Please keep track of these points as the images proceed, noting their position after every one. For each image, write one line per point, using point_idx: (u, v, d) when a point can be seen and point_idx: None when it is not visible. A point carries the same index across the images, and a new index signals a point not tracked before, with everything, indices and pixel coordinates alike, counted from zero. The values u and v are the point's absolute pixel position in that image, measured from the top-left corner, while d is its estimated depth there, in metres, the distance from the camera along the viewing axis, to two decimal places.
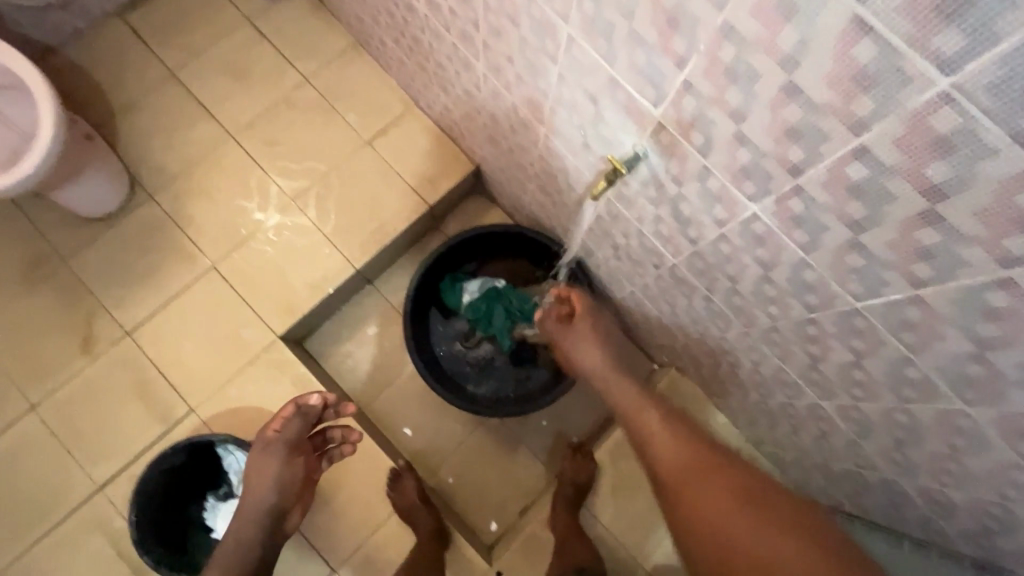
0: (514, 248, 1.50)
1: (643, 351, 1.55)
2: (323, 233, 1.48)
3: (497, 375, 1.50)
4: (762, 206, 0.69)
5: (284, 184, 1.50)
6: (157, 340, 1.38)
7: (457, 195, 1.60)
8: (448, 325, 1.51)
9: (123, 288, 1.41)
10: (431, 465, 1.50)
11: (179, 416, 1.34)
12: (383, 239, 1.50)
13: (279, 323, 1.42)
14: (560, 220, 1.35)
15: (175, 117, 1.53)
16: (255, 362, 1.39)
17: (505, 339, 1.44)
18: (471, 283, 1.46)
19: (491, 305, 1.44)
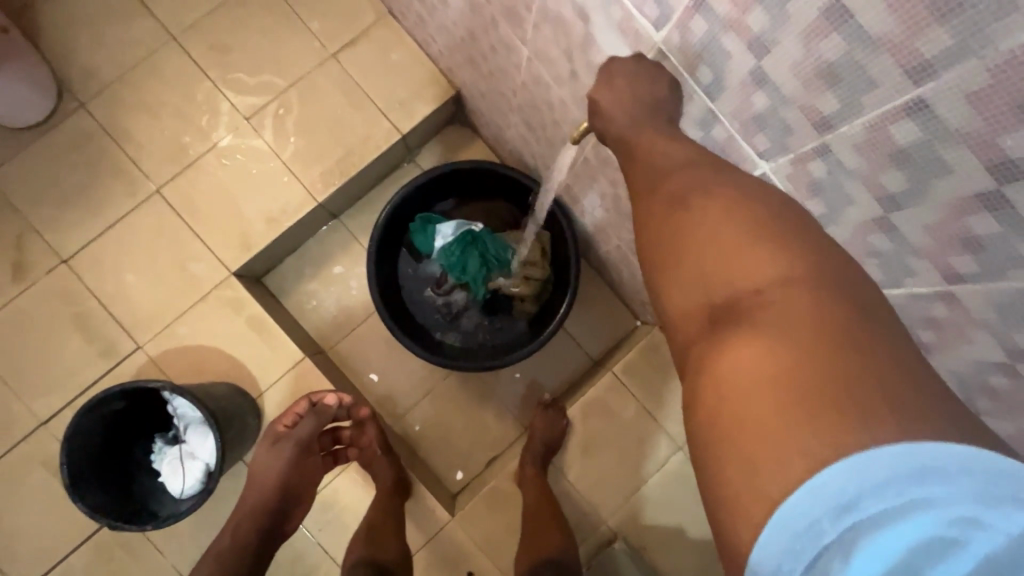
0: (493, 188, 1.36)
1: (627, 307, 1.48)
2: (282, 159, 1.33)
3: (469, 326, 1.41)
4: (774, 166, 0.56)
5: (236, 99, 1.32)
6: (97, 270, 1.27)
7: (435, 123, 1.43)
8: (419, 269, 1.41)
9: (56, 211, 1.27)
10: (397, 411, 1.45)
11: (125, 352, 1.26)
12: (349, 169, 1.34)
13: (233, 257, 1.30)
14: (545, 160, 1.20)
15: (107, 11, 1.32)
16: (206, 299, 1.28)
17: (479, 287, 1.33)
18: (444, 226, 1.33)
19: (466, 250, 1.31)
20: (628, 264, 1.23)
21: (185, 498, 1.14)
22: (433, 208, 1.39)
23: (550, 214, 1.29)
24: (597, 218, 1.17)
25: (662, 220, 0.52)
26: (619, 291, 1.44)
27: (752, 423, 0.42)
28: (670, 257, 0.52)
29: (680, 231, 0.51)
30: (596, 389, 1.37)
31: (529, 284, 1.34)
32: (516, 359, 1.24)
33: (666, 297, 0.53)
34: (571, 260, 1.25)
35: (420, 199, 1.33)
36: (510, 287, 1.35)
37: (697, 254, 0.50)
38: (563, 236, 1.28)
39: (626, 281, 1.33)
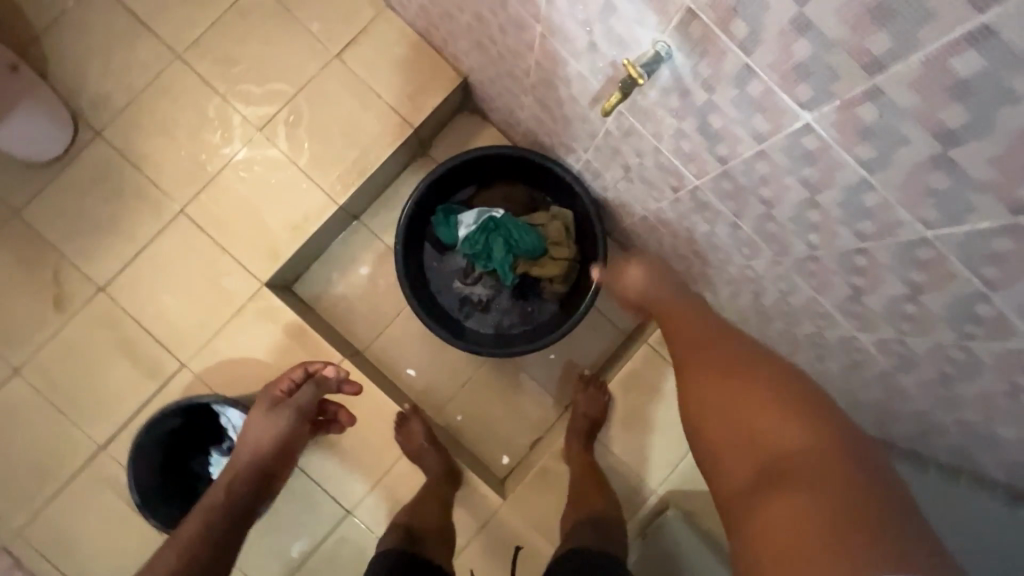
0: (512, 172, 1.36)
1: None
2: (298, 166, 1.33)
3: (499, 313, 1.40)
4: (818, 115, 0.55)
5: (247, 112, 1.33)
6: (134, 294, 1.29)
7: (445, 113, 1.43)
8: (443, 261, 1.40)
9: (88, 241, 1.30)
10: (437, 403, 1.46)
11: (171, 372, 1.29)
12: (366, 168, 1.35)
13: (264, 269, 1.32)
14: (562, 138, 1.19)
15: (110, 36, 1.32)
16: (242, 312, 1.31)
17: (507, 273, 1.33)
18: (466, 215, 1.34)
19: (490, 237, 1.33)
20: (655, 234, 1.22)
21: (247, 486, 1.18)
22: (449, 199, 1.39)
23: (571, 189, 1.29)
24: (620, 191, 1.16)
25: (689, 332, 0.91)
26: (646, 262, 1.44)
27: (776, 539, 0.63)
28: (704, 427, 0.80)
29: (704, 405, 0.81)
30: (634, 362, 1.38)
31: (558, 265, 1.34)
32: (554, 339, 1.24)
33: (694, 429, 0.82)
34: (596, 234, 1.26)
35: (437, 191, 1.33)
36: (538, 271, 1.34)
37: (712, 421, 0.79)
38: (587, 212, 1.29)
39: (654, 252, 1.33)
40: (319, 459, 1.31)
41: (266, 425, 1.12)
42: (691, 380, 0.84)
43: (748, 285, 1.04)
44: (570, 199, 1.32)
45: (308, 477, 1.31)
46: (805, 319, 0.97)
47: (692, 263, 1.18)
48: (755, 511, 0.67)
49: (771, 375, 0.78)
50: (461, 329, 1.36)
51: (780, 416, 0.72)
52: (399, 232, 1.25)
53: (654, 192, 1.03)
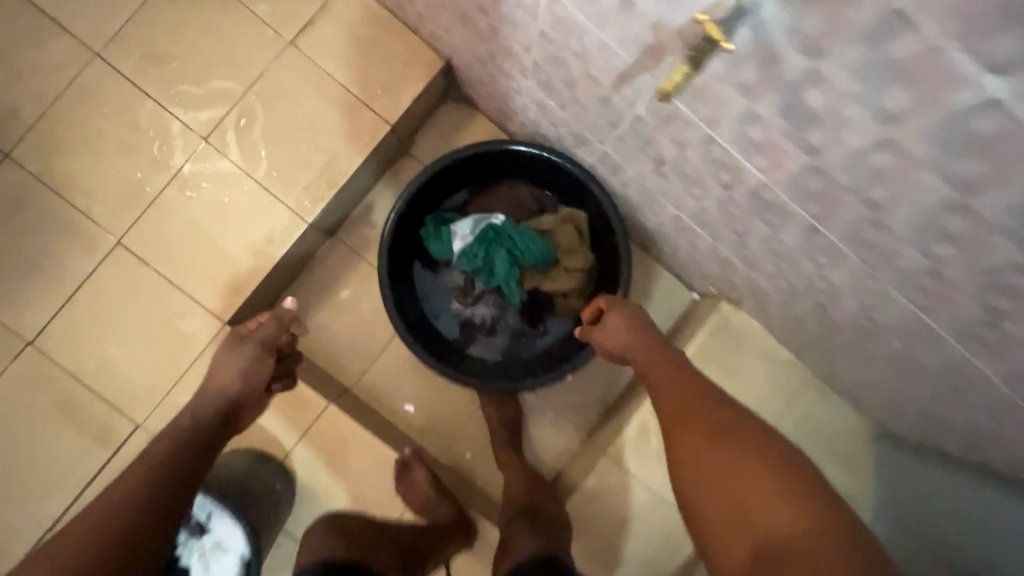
0: (513, 171, 1.16)
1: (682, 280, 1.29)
2: (256, 179, 1.11)
3: (507, 335, 1.20)
4: (1015, 81, 0.37)
5: (188, 117, 1.10)
6: (69, 347, 1.08)
7: (426, 104, 1.22)
8: (438, 279, 1.20)
9: (9, 286, 1.07)
10: (442, 441, 1.27)
11: (124, 436, 1.08)
12: (337, 177, 1.13)
13: (224, 304, 1.11)
14: (571, 127, 0.98)
15: (11, 35, 1.08)
16: (203, 358, 1.10)
17: (513, 290, 1.13)
18: (461, 224, 1.13)
19: (491, 248, 1.12)
20: (688, 235, 1.02)
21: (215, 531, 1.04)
22: (438, 205, 1.18)
23: (584, 188, 1.10)
24: (646, 187, 0.96)
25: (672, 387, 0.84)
26: (672, 264, 1.25)
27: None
28: (707, 491, 0.73)
29: (710, 477, 0.74)
30: None
31: (573, 276, 1.14)
32: (576, 366, 1.05)
33: (697, 507, 0.74)
34: (618, 239, 1.07)
35: (422, 198, 1.13)
36: (550, 284, 1.14)
37: (722, 503, 0.71)
38: (604, 214, 1.10)
39: (683, 254, 1.13)
40: (310, 523, 1.12)
41: (225, 361, 0.94)
42: (683, 443, 0.78)
43: (814, 295, 0.85)
44: (583, 198, 1.13)
45: (299, 545, 1.12)
46: (892, 337, 0.79)
47: (737, 268, 0.98)
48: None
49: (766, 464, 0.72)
50: (464, 358, 1.17)
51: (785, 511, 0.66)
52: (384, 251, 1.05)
53: (693, 189, 0.84)
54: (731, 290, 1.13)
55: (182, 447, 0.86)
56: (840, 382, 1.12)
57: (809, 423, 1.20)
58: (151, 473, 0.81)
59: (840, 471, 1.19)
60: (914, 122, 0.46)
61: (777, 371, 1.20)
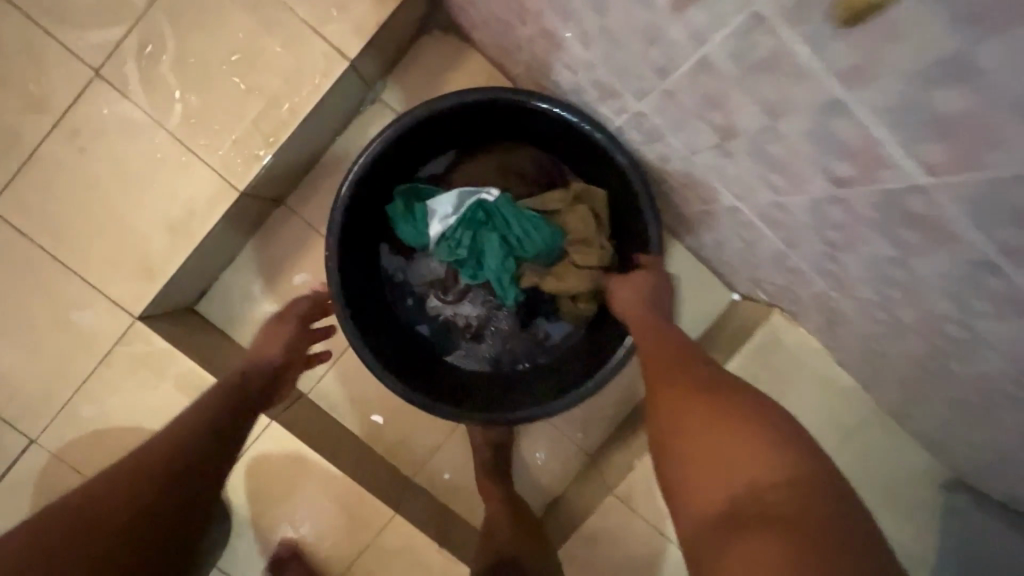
0: (511, 131, 0.90)
1: (719, 277, 1.04)
2: (169, 130, 0.84)
3: (498, 342, 0.97)
4: None
5: (70, 40, 0.81)
6: None
7: (402, 35, 0.93)
8: (412, 269, 0.98)
9: None
10: (416, 457, 1.10)
11: (12, 455, 0.86)
12: (279, 130, 0.85)
13: (135, 294, 0.86)
14: (595, 72, 0.69)
15: None
16: (110, 361, 0.86)
17: (506, 286, 0.91)
18: (441, 200, 0.89)
19: (479, 233, 0.90)
20: (745, 232, 0.75)
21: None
22: (414, 174, 0.94)
23: (605, 159, 0.82)
24: (695, 164, 0.69)
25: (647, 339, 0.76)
26: (710, 257, 0.99)
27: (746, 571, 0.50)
28: (676, 446, 0.63)
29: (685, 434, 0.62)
30: None
31: (585, 275, 0.89)
32: (582, 395, 0.81)
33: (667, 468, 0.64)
34: (648, 228, 0.81)
35: (392, 166, 0.88)
36: (555, 284, 0.91)
37: (686, 446, 0.62)
38: (633, 195, 0.83)
39: (731, 251, 0.86)
40: (251, 560, 0.93)
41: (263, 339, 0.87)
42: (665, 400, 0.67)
43: (936, 339, 0.59)
44: (603, 172, 0.87)
45: None
46: None
47: (812, 282, 0.72)
48: (728, 554, 0.53)
49: (728, 398, 0.63)
50: (441, 369, 0.94)
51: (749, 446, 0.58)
52: (333, 235, 0.80)
53: (773, 176, 0.56)
54: (789, 300, 0.86)
55: (203, 421, 0.72)
56: (917, 423, 0.88)
57: (866, 466, 0.96)
58: (167, 458, 0.67)
59: (903, 528, 0.95)
60: (1006, 143, 0.32)
61: (832, 400, 0.96)
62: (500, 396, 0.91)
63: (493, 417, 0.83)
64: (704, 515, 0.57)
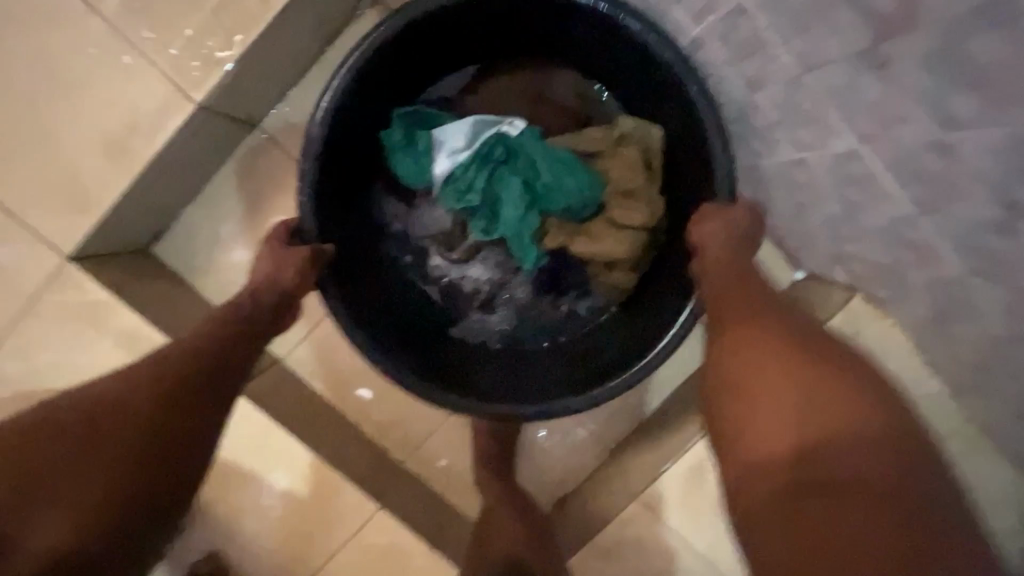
0: (540, 41, 0.76)
1: (784, 251, 0.86)
2: (105, 15, 0.65)
3: (511, 314, 0.83)
4: None
5: None
6: None
7: None
8: (411, 219, 0.82)
9: None
10: (411, 438, 0.96)
11: None
12: (247, 23, 0.66)
13: (65, 227, 0.69)
14: None
15: None
16: (35, 308, 0.70)
17: (523, 241, 0.76)
18: (449, 133, 0.75)
19: (494, 173, 0.76)
20: (852, 189, 0.57)
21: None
22: (420, 95, 0.80)
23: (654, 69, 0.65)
24: (808, 87, 0.50)
25: (704, 261, 0.61)
26: (779, 225, 0.80)
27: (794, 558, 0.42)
28: (736, 389, 0.52)
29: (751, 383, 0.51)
30: None
31: (627, 237, 0.75)
32: (617, 392, 0.65)
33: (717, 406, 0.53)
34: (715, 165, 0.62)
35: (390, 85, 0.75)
36: (587, 245, 0.76)
37: (748, 391, 0.51)
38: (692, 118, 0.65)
39: (817, 216, 0.68)
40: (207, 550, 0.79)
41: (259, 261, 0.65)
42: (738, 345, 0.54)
43: None
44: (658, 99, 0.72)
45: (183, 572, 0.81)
46: None
47: (941, 261, 0.54)
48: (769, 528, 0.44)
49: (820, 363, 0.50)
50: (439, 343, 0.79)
51: (840, 416, 0.46)
52: (307, 159, 0.66)
53: (953, 96, 0.38)
54: (885, 284, 0.69)
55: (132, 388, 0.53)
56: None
57: None
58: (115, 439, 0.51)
59: None
60: None
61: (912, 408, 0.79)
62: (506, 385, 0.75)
63: (486, 408, 0.67)
64: (754, 477, 0.48)
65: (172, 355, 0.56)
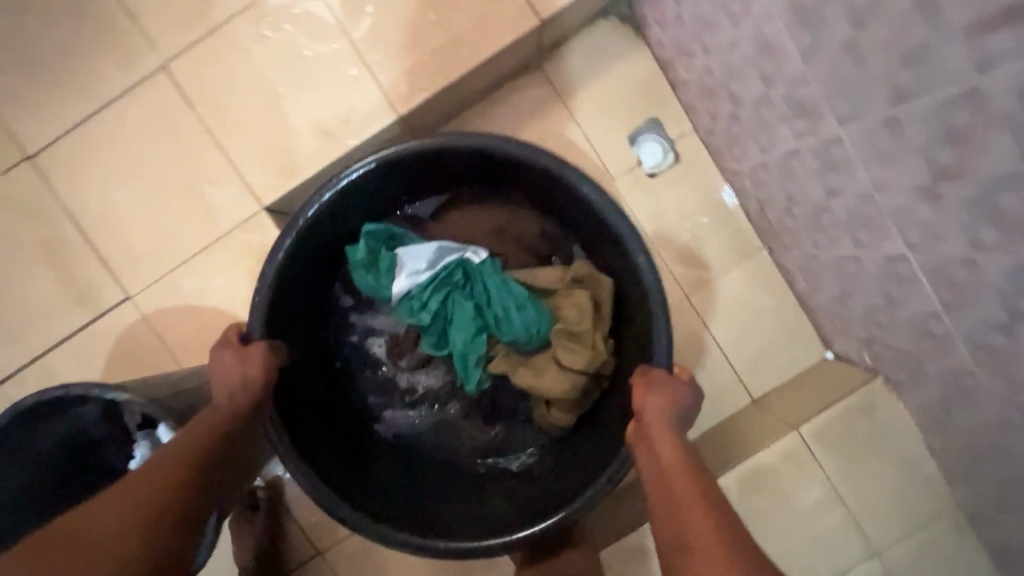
0: (502, 178, 0.90)
1: (820, 329, 1.02)
2: (350, 39, 0.85)
3: (435, 422, 0.96)
4: None
5: None
6: (71, 178, 0.86)
7: (582, 14, 0.96)
8: (364, 319, 0.98)
9: (17, 77, 0.85)
10: None
11: (107, 304, 0.88)
12: (451, 68, 0.86)
13: (268, 185, 0.87)
14: (797, 90, 0.69)
15: None
16: (225, 242, 0.87)
17: (468, 360, 0.90)
18: (416, 255, 0.89)
19: (446, 298, 0.90)
20: (892, 284, 0.74)
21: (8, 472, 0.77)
22: (391, 212, 0.96)
23: (604, 227, 0.81)
24: (873, 203, 0.68)
25: (657, 448, 0.67)
26: (821, 308, 0.97)
27: None
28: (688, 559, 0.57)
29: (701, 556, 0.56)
30: (763, 452, 0.92)
31: (564, 378, 0.87)
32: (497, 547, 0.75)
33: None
34: (655, 336, 0.75)
35: (369, 205, 0.89)
36: (529, 377, 0.89)
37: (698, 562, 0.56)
38: (630, 260, 0.80)
39: (857, 304, 0.85)
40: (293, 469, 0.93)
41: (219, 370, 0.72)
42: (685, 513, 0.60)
43: None
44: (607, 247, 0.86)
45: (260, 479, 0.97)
46: None
47: (956, 350, 0.70)
48: None
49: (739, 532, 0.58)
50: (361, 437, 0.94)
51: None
52: (269, 272, 0.77)
53: (980, 229, 0.56)
54: (904, 369, 0.85)
55: (114, 518, 0.54)
56: (999, 532, 0.84)
57: (925, 564, 0.91)
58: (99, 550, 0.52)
59: None
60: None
61: (908, 482, 0.93)
62: (403, 495, 0.88)
63: (370, 529, 0.76)
64: None
65: (164, 463, 0.60)
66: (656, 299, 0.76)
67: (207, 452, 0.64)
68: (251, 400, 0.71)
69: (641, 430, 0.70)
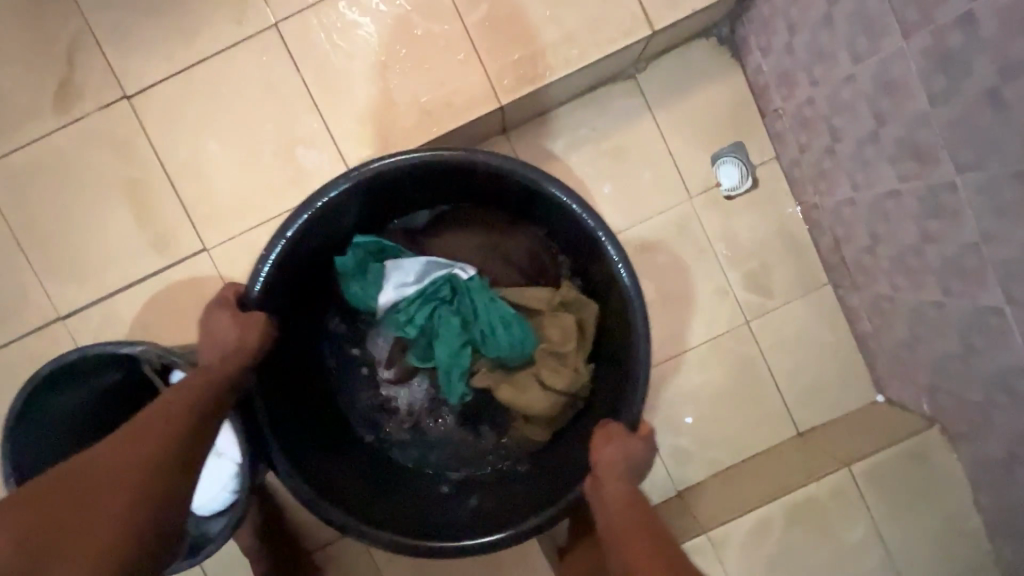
0: (503, 198, 0.87)
1: (877, 371, 1.03)
2: (465, 23, 0.86)
3: (415, 435, 0.92)
4: None
5: None
6: (167, 121, 0.86)
7: (688, 30, 0.97)
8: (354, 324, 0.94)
9: (132, 14, 0.85)
10: None
11: (183, 252, 0.87)
12: (560, 65, 0.86)
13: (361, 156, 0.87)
14: (917, 131, 0.70)
15: None
16: None
17: (451, 374, 0.87)
18: (408, 264, 0.87)
19: (434, 309, 0.87)
20: (976, 334, 0.75)
21: (24, 445, 0.73)
22: (387, 225, 0.92)
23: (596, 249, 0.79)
24: (976, 252, 0.69)
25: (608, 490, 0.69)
26: (884, 350, 0.98)
27: None
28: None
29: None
30: (816, 486, 0.90)
31: (546, 398, 0.86)
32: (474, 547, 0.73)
33: None
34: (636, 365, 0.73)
35: (363, 215, 0.86)
36: (511, 394, 0.86)
37: None
38: (619, 286, 0.77)
39: (929, 350, 0.86)
40: None
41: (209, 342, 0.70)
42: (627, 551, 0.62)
43: None
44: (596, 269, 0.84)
45: None
46: None
47: None
48: None
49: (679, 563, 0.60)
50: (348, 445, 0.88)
51: None
52: (268, 261, 0.74)
53: None
54: (967, 421, 0.85)
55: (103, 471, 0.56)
56: None
57: None
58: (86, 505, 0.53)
59: None
60: None
61: (950, 534, 0.92)
62: (382, 488, 0.85)
63: (348, 523, 0.74)
64: None
65: (151, 421, 0.61)
66: (640, 326, 0.74)
67: (196, 408, 0.64)
68: (240, 365, 0.70)
69: (592, 479, 0.72)
